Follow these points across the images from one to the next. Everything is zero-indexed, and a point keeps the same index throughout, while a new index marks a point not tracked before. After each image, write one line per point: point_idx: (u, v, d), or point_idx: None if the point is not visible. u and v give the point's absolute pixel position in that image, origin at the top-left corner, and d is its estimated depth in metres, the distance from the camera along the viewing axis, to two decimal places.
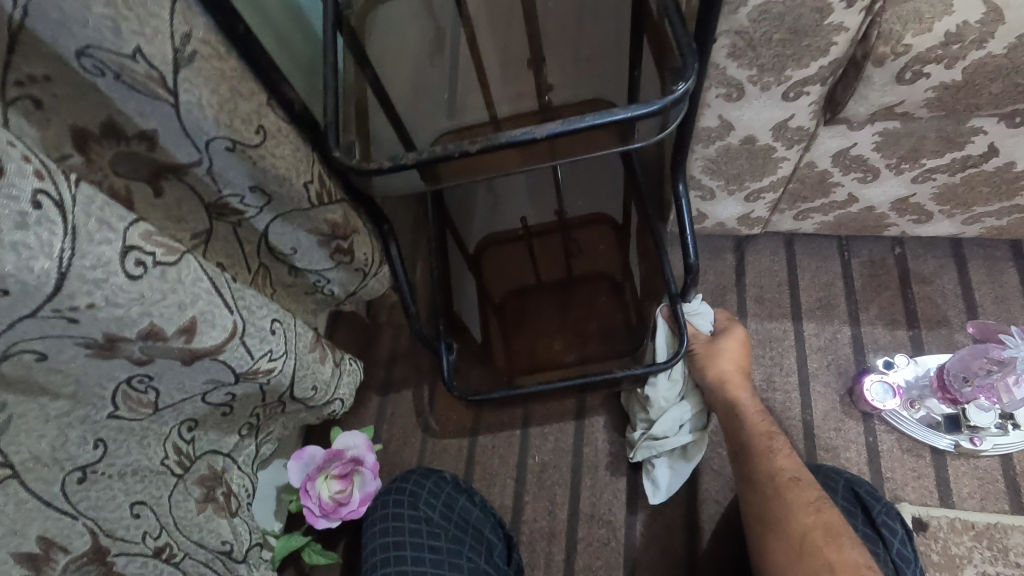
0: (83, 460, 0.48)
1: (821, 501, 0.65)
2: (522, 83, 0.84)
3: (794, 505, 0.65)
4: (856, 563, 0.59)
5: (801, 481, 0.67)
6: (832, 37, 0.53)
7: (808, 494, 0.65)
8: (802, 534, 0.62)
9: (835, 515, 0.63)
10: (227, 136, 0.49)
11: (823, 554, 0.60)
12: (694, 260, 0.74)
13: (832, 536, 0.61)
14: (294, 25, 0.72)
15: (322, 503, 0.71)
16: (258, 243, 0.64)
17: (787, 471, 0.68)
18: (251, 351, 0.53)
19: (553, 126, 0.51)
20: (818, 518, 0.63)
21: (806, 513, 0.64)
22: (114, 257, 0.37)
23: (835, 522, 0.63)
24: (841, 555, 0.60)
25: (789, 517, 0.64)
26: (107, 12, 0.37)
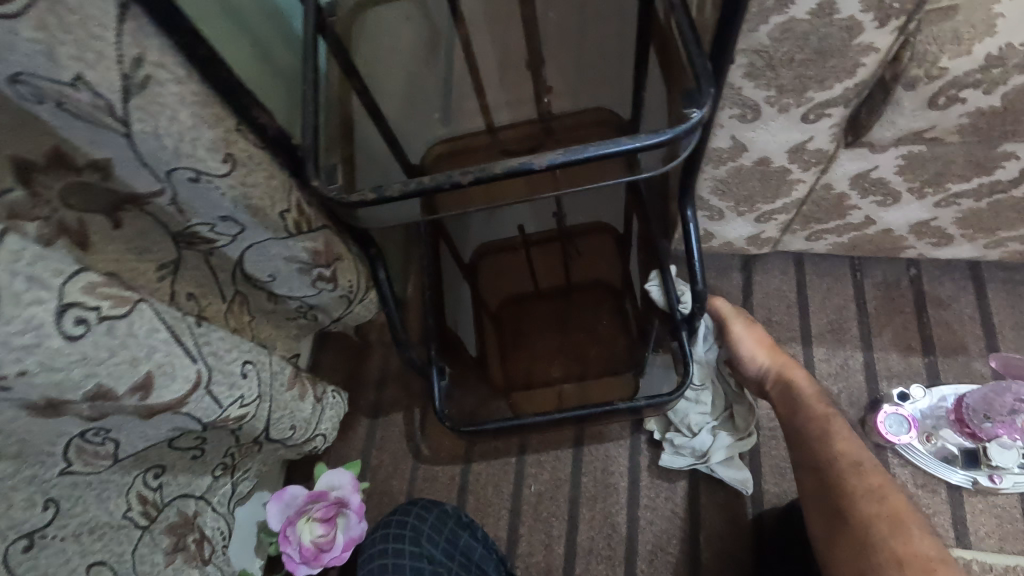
0: (30, 524, 0.44)
1: (887, 487, 0.60)
2: (520, 93, 0.79)
3: (856, 491, 0.60)
4: (927, 557, 0.54)
5: (865, 467, 0.61)
6: (861, 58, 0.49)
7: (871, 479, 0.60)
8: (866, 524, 0.57)
9: (903, 505, 0.58)
10: (189, 166, 0.43)
11: (889, 544, 0.55)
12: (701, 287, 0.70)
13: (899, 526, 0.56)
14: (273, 30, 0.67)
15: (302, 548, 0.65)
16: (233, 270, 0.59)
17: (849, 455, 0.63)
18: (218, 400, 0.48)
19: (552, 156, 0.46)
20: (883, 506, 0.58)
21: (870, 500, 0.59)
22: (47, 318, 0.33)
23: (904, 512, 0.57)
24: (908, 544, 0.55)
25: (851, 503, 0.59)
26: (38, 37, 0.32)
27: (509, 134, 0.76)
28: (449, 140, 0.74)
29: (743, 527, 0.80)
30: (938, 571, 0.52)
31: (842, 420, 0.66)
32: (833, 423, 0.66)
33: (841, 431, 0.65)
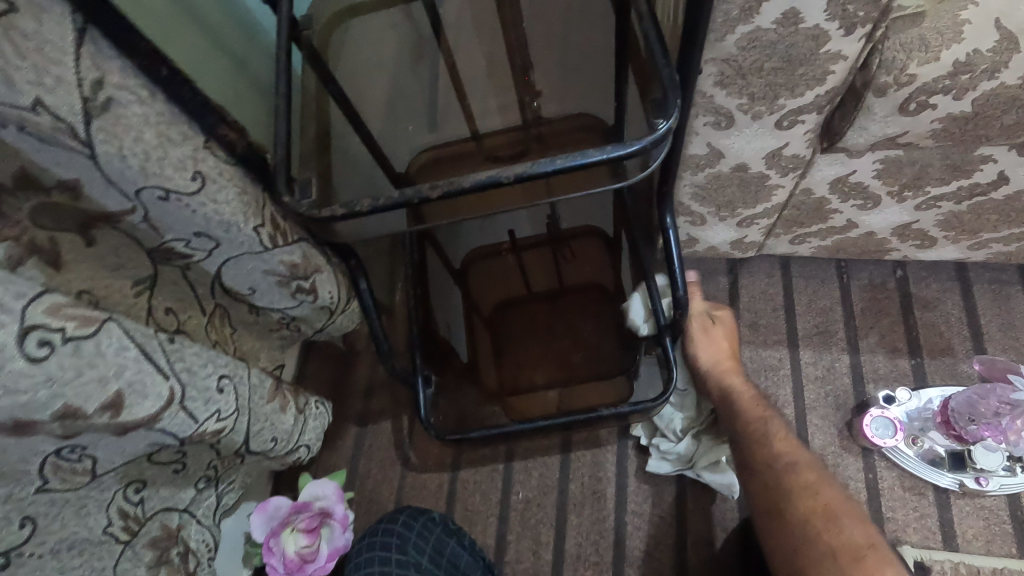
0: (7, 543, 0.44)
1: (818, 481, 0.61)
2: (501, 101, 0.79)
3: (790, 487, 0.61)
4: (856, 546, 0.55)
5: (801, 466, 0.62)
6: (829, 65, 0.49)
7: (803, 476, 0.61)
8: (796, 516, 0.59)
9: (835, 499, 0.59)
10: (158, 185, 0.44)
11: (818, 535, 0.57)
12: (682, 293, 0.70)
13: (832, 519, 0.58)
14: (252, 44, 0.68)
15: (286, 559, 0.65)
16: (212, 285, 0.60)
17: (782, 456, 0.63)
18: (194, 415, 0.48)
19: (518, 170, 0.46)
20: (814, 501, 0.59)
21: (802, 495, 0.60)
22: (8, 341, 0.33)
23: (833, 504, 0.59)
24: (837, 537, 0.56)
25: (784, 500, 0.60)
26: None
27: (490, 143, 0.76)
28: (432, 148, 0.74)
29: (729, 533, 0.79)
30: (868, 561, 0.54)
31: (777, 420, 0.67)
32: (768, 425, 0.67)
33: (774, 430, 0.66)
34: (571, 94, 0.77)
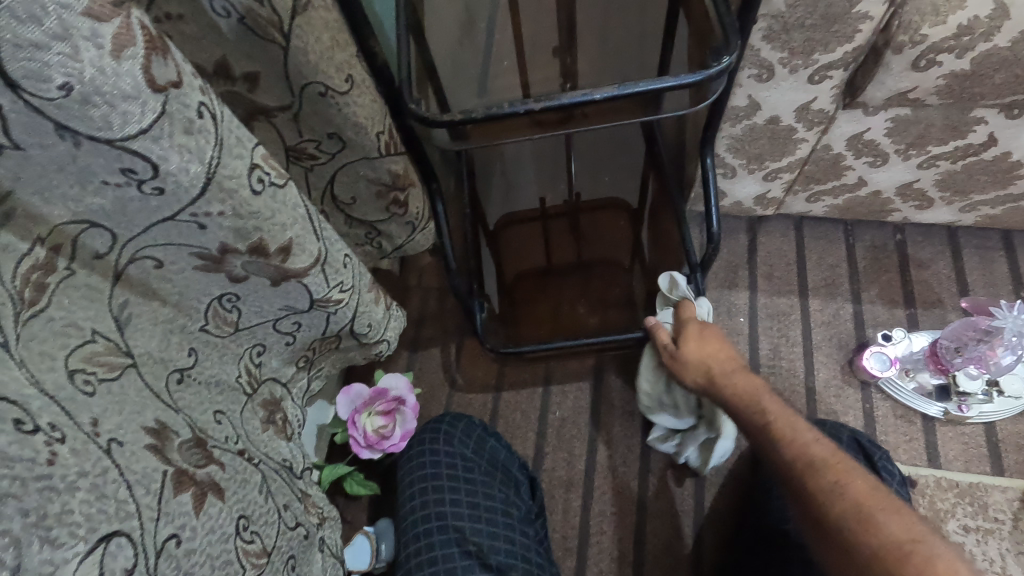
0: (179, 364, 0.54)
1: (846, 478, 0.53)
2: (553, 64, 0.93)
3: (825, 501, 0.53)
4: (899, 541, 0.47)
5: (859, 492, 0.52)
6: (858, 25, 0.60)
7: (829, 475, 0.54)
8: (846, 526, 0.50)
9: (869, 491, 0.52)
10: (321, 82, 0.56)
11: (863, 546, 0.49)
12: (716, 229, 0.81)
13: (869, 517, 0.50)
14: None
15: (366, 435, 0.79)
16: (324, 189, 0.70)
17: (804, 456, 0.56)
18: (328, 279, 0.58)
19: (608, 90, 0.58)
20: (848, 501, 0.51)
21: (838, 494, 0.52)
22: (244, 171, 0.43)
23: (869, 501, 0.51)
24: (886, 534, 0.48)
25: (827, 521, 0.52)
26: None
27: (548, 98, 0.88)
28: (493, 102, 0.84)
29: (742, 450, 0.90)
30: (914, 556, 0.46)
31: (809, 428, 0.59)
32: (815, 449, 0.57)
33: (817, 448, 0.57)
34: (611, 66, 0.91)
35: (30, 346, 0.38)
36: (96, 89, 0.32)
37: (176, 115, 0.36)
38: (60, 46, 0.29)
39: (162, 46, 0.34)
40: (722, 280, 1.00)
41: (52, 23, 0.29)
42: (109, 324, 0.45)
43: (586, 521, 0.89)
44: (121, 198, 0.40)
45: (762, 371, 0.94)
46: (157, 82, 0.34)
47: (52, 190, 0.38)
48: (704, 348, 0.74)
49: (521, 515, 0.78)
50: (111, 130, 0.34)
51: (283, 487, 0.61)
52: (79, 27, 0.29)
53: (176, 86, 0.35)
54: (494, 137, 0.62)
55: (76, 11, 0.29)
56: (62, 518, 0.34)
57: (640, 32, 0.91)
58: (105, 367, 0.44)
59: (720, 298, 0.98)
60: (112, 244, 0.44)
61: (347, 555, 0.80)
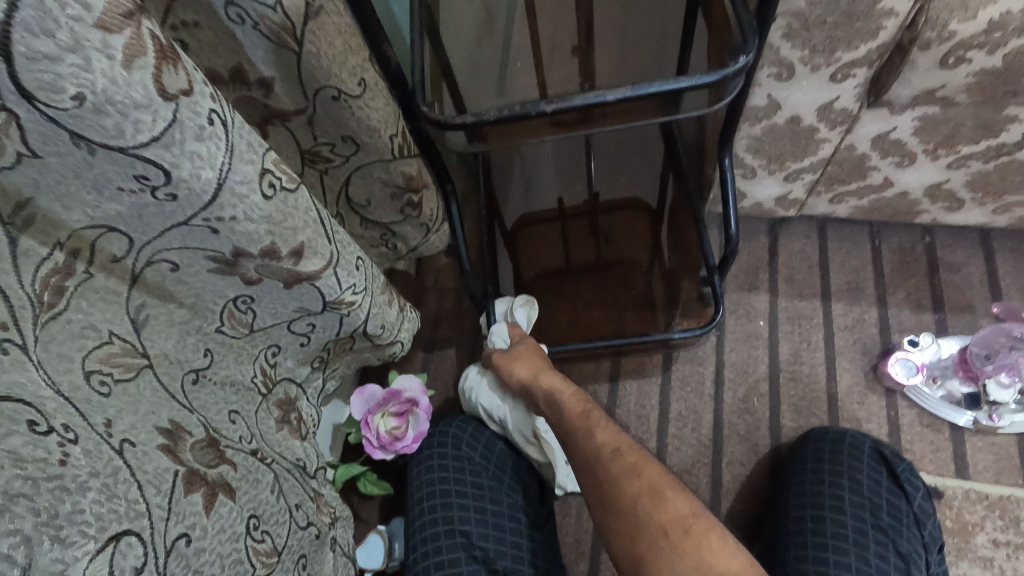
0: (196, 364, 0.55)
1: (643, 459, 0.55)
2: (572, 64, 0.92)
3: (615, 475, 0.54)
4: (684, 518, 0.50)
5: (622, 449, 0.57)
6: (883, 21, 0.58)
7: (626, 458, 0.55)
8: (638, 501, 0.52)
9: (660, 472, 0.54)
10: (334, 86, 0.56)
11: (652, 523, 0.50)
12: (734, 232, 0.79)
13: (657, 493, 0.52)
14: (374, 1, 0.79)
15: (379, 436, 0.80)
16: (339, 192, 0.72)
17: (611, 442, 0.58)
18: (340, 281, 0.58)
19: (623, 91, 0.57)
20: (640, 482, 0.53)
21: (620, 466, 0.55)
22: (255, 176, 0.43)
23: (666, 483, 0.53)
24: (666, 513, 0.50)
25: (615, 486, 0.54)
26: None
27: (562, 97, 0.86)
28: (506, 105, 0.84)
29: (761, 457, 0.87)
30: (694, 530, 0.49)
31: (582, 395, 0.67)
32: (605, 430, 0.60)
33: (621, 437, 0.59)
34: (629, 65, 0.89)
35: (48, 349, 0.39)
36: (108, 99, 0.32)
37: (186, 123, 0.37)
38: (73, 57, 0.30)
39: (173, 56, 0.35)
40: (741, 283, 0.99)
41: (64, 36, 0.29)
42: (126, 326, 0.47)
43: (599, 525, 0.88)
44: (136, 204, 0.41)
45: (782, 376, 0.92)
46: (167, 91, 0.35)
47: (70, 197, 0.39)
48: (532, 359, 0.76)
49: (530, 519, 0.78)
50: (123, 138, 0.35)
51: (295, 487, 0.62)
52: (90, 38, 0.30)
53: (186, 94, 0.36)
54: (508, 140, 0.62)
55: (87, 23, 0.30)
56: (73, 517, 0.35)
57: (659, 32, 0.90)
58: (122, 368, 0.45)
59: (740, 302, 0.96)
60: (129, 248, 0.45)
61: (360, 554, 0.81)
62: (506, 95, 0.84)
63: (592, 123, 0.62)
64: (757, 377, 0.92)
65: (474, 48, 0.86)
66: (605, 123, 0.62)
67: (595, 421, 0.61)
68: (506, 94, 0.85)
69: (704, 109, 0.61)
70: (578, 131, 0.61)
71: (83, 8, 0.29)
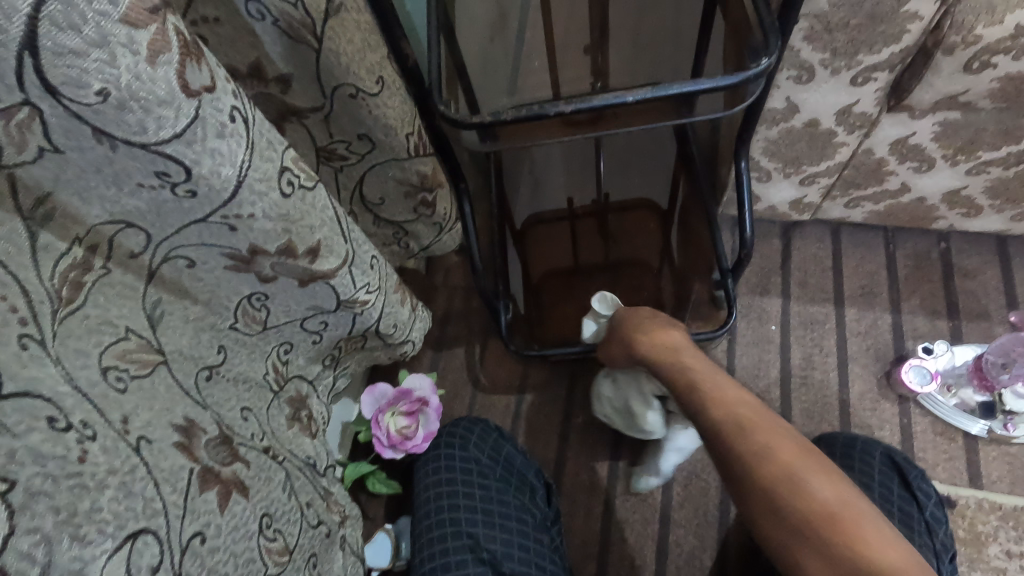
0: (209, 361, 0.55)
1: (776, 439, 0.54)
2: (582, 64, 0.91)
3: (748, 457, 0.53)
4: (832, 501, 0.49)
5: (749, 425, 0.55)
6: (906, 25, 0.58)
7: (754, 437, 0.54)
8: (772, 483, 0.51)
9: (795, 455, 0.52)
10: (352, 83, 0.56)
11: (798, 506, 0.49)
12: (749, 235, 0.79)
13: (806, 471, 0.51)
14: None
15: (389, 435, 0.80)
16: (353, 190, 0.72)
17: (739, 411, 0.57)
18: (354, 280, 0.58)
19: (642, 92, 0.56)
20: (772, 463, 0.52)
21: (771, 444, 0.54)
22: (274, 174, 0.43)
23: (806, 463, 0.52)
24: (818, 495, 0.50)
25: (749, 470, 0.53)
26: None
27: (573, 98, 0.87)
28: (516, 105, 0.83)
29: None
30: (841, 521, 0.47)
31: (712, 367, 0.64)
32: (732, 405, 0.58)
33: (742, 409, 0.57)
34: (642, 65, 0.90)
35: (66, 344, 0.39)
36: (133, 95, 0.32)
37: (208, 119, 0.36)
38: (98, 52, 0.30)
39: (197, 52, 0.34)
40: (754, 286, 0.98)
41: (91, 30, 0.29)
42: (142, 322, 0.47)
43: (607, 527, 0.88)
44: (156, 199, 0.41)
45: (793, 381, 0.91)
46: (190, 87, 0.34)
47: (89, 191, 0.39)
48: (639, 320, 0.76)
49: (537, 522, 0.77)
50: (145, 134, 0.34)
51: (306, 485, 0.62)
52: (117, 34, 0.30)
53: (209, 91, 0.36)
54: (523, 140, 0.62)
55: (113, 18, 0.29)
56: (91, 516, 0.35)
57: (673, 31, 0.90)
58: (138, 364, 0.45)
59: (751, 305, 0.96)
60: (147, 243, 0.45)
61: (368, 552, 0.81)
62: (517, 94, 0.85)
63: (606, 125, 0.61)
64: (768, 382, 0.91)
65: (488, 43, 0.85)
66: (618, 125, 0.61)
67: (719, 393, 0.60)
68: (517, 92, 0.86)
69: (724, 112, 0.60)
70: (594, 132, 0.60)
71: (110, 3, 0.29)
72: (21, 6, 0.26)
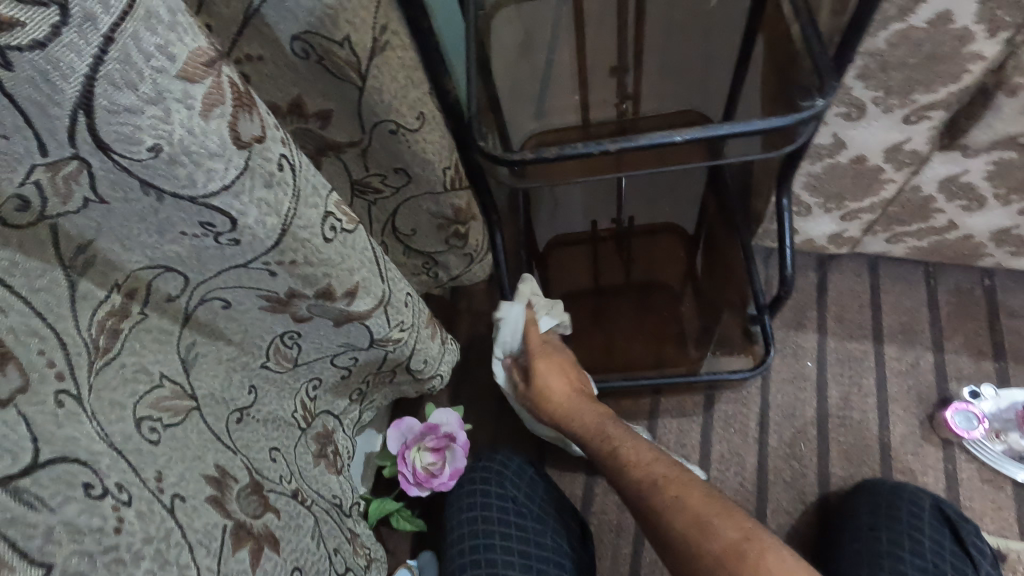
0: (240, 403, 0.53)
1: (686, 491, 0.59)
2: (610, 87, 0.88)
3: (661, 511, 0.59)
4: (735, 543, 0.55)
5: (662, 482, 0.61)
6: (968, 65, 0.55)
7: (666, 494, 0.60)
8: (651, 499, 0.61)
9: (702, 500, 0.58)
10: (393, 119, 0.55)
11: (669, 516, 0.59)
12: (790, 272, 0.76)
13: (706, 524, 0.56)
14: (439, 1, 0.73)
15: (415, 472, 0.78)
16: (384, 222, 0.70)
17: (649, 477, 0.62)
18: (389, 319, 0.56)
19: (693, 131, 0.54)
20: (684, 517, 0.57)
21: (675, 513, 0.58)
22: (318, 220, 0.42)
23: (703, 509, 0.58)
24: (718, 540, 0.55)
25: (662, 521, 0.59)
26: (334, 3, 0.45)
27: (601, 126, 0.83)
28: (541, 132, 0.80)
29: (809, 506, 0.83)
30: (744, 552, 0.54)
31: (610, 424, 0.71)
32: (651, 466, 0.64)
33: (659, 468, 0.63)
34: (672, 93, 0.86)
35: (101, 397, 0.37)
36: (184, 149, 0.31)
37: (257, 170, 0.35)
38: (154, 109, 0.28)
39: (249, 102, 0.33)
40: (788, 320, 0.95)
41: (147, 88, 0.28)
42: (176, 367, 0.45)
43: (636, 570, 0.85)
44: (197, 246, 0.39)
45: (830, 421, 0.88)
46: (241, 139, 0.33)
47: (130, 238, 0.37)
48: (556, 369, 0.80)
49: (574, 567, 0.74)
50: (194, 187, 0.33)
51: (333, 530, 0.60)
52: (173, 90, 0.28)
53: (259, 141, 0.34)
54: (553, 178, 0.59)
55: (170, 74, 0.28)
56: None
57: (705, 55, 0.86)
58: (171, 413, 0.43)
59: (787, 340, 0.93)
60: (184, 287, 0.43)
61: None
62: (546, 117, 0.82)
63: (629, 164, 0.59)
64: (804, 421, 0.88)
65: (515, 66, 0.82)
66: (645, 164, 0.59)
67: (642, 471, 0.64)
68: (545, 116, 0.82)
69: (763, 156, 0.58)
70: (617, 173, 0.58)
71: (168, 60, 0.28)
72: (78, 66, 0.25)
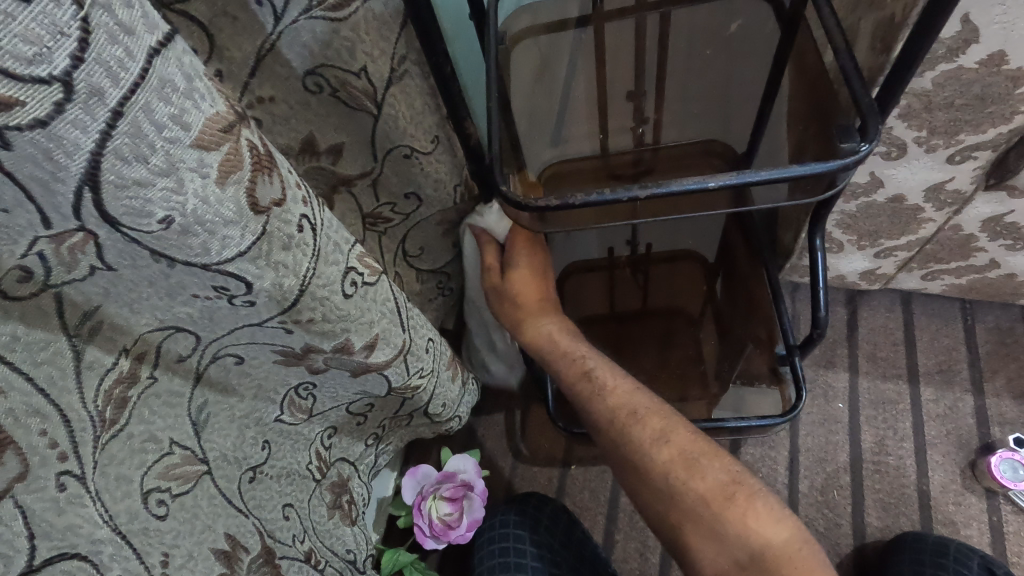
0: (254, 460, 0.51)
1: (672, 427, 0.53)
2: (626, 113, 0.84)
3: (639, 444, 0.52)
4: (724, 486, 0.49)
5: (642, 414, 0.54)
6: (1020, 106, 0.53)
7: (649, 426, 0.53)
8: (628, 427, 0.53)
9: (689, 439, 0.52)
10: (408, 144, 0.57)
11: (647, 449, 0.52)
12: (824, 313, 0.72)
13: (690, 461, 0.50)
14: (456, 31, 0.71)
15: (431, 523, 0.75)
16: (397, 251, 0.67)
17: (628, 407, 0.55)
18: (408, 368, 0.54)
19: (726, 177, 0.51)
20: (667, 452, 0.51)
21: (657, 450, 0.51)
22: (338, 276, 0.40)
23: (689, 445, 0.51)
24: (703, 482, 0.49)
25: (640, 454, 0.52)
26: (350, 36, 0.46)
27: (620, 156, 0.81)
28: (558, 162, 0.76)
29: (844, 559, 0.79)
30: (734, 497, 0.48)
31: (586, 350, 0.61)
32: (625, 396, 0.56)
33: (640, 400, 0.55)
34: (695, 121, 0.82)
35: (107, 474, 0.35)
36: (197, 218, 0.28)
37: (276, 233, 0.33)
38: (165, 180, 0.26)
39: (268, 164, 0.31)
40: (817, 358, 0.91)
41: (158, 159, 0.25)
42: (186, 430, 0.42)
43: None
44: (210, 307, 0.37)
45: (865, 467, 0.83)
46: (260, 204, 0.31)
47: (138, 302, 0.35)
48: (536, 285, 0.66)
49: None
50: (208, 255, 0.31)
51: None
52: (187, 159, 0.26)
53: (278, 204, 0.32)
54: (570, 224, 0.57)
55: (184, 143, 0.26)
56: None
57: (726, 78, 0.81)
58: (180, 481, 0.41)
59: (817, 380, 0.89)
60: (195, 346, 0.41)
61: None
62: (562, 145, 0.79)
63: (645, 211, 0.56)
64: (837, 466, 0.84)
65: (532, 94, 0.79)
66: (658, 212, 0.57)
67: (621, 400, 0.55)
68: (562, 144, 0.79)
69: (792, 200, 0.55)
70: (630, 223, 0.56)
71: (182, 129, 0.25)
72: (84, 143, 0.23)
